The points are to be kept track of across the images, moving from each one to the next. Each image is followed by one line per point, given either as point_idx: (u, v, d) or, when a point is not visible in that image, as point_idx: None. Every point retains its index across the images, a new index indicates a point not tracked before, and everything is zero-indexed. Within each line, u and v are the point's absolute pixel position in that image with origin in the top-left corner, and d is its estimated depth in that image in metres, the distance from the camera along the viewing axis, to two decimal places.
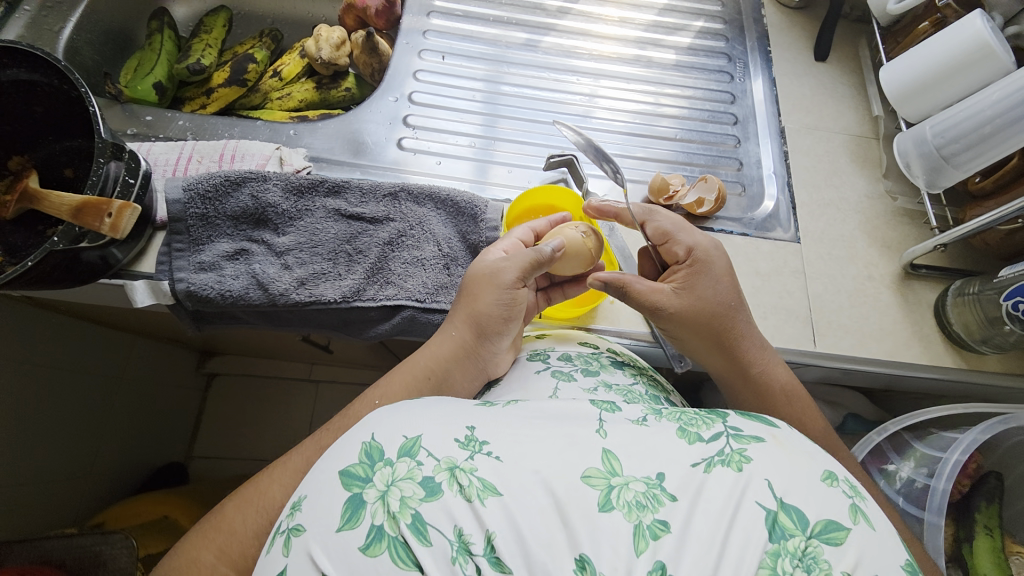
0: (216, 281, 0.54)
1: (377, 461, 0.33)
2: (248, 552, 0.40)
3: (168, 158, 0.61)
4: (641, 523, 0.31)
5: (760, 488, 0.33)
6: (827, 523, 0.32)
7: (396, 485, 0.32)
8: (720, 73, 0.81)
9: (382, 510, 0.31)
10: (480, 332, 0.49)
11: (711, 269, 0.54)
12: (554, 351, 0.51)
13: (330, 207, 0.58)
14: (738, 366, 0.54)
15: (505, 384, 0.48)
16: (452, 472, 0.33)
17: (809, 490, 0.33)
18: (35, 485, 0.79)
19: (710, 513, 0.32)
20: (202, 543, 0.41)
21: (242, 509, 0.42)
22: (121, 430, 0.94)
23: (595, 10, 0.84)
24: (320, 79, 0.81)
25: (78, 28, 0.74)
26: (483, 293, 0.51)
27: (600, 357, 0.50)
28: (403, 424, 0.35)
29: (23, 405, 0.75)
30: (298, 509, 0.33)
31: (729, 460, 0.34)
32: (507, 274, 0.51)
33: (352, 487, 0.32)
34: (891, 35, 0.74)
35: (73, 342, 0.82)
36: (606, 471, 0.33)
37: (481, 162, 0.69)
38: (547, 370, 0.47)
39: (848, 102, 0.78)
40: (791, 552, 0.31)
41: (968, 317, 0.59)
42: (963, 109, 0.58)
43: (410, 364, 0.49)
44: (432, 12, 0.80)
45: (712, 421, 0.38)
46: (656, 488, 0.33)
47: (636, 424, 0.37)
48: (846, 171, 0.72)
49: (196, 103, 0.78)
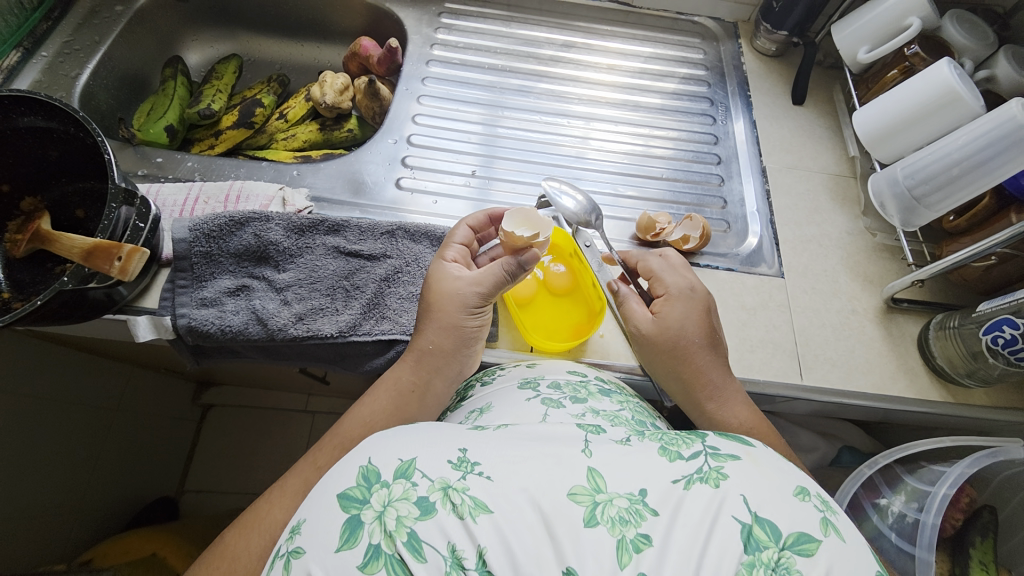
0: (216, 316, 0.56)
1: (375, 483, 0.34)
2: (252, 571, 0.41)
3: (176, 199, 0.63)
4: (624, 537, 0.32)
5: (736, 502, 0.34)
6: (799, 535, 0.33)
7: (392, 505, 0.33)
8: (703, 116, 0.85)
9: (379, 529, 0.32)
10: (446, 343, 0.53)
11: (686, 303, 0.57)
12: (544, 378, 0.52)
13: (330, 244, 0.61)
14: (693, 394, 0.55)
15: (494, 409, 0.48)
16: (446, 492, 0.33)
17: (781, 503, 0.34)
18: (27, 521, 0.78)
19: (688, 527, 0.33)
20: (206, 572, 0.41)
21: (244, 536, 0.43)
22: (114, 465, 0.94)
23: (586, 58, 0.89)
24: (324, 121, 0.85)
25: (95, 75, 0.78)
26: (447, 308, 0.53)
27: (587, 385, 0.52)
28: (399, 448, 0.36)
29: (20, 439, 0.76)
30: (297, 531, 0.33)
31: (707, 477, 0.36)
32: (464, 288, 0.54)
33: (351, 509, 0.33)
34: (863, 81, 0.78)
35: (70, 376, 0.83)
36: (591, 488, 0.34)
37: (479, 202, 0.73)
38: (537, 398, 0.47)
39: (826, 143, 0.82)
40: (765, 563, 0.32)
41: (951, 351, 0.61)
42: (931, 152, 0.61)
43: (388, 381, 0.52)
44: (431, 61, 0.85)
45: (692, 440, 0.39)
46: (638, 504, 0.34)
47: (619, 444, 0.38)
48: (826, 209, 0.76)
49: (204, 144, 0.81)
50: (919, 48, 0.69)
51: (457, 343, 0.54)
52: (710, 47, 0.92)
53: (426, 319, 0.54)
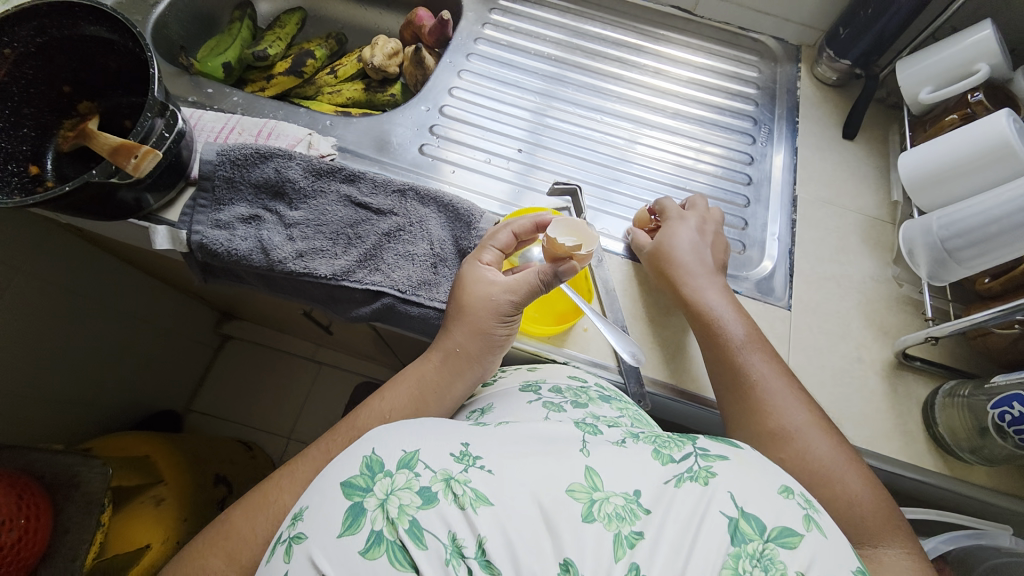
0: (226, 239, 0.59)
1: (378, 472, 0.35)
2: (255, 555, 0.42)
3: (214, 126, 0.67)
4: (620, 532, 0.33)
5: (723, 499, 0.35)
6: (782, 528, 0.34)
7: (395, 493, 0.34)
8: (742, 135, 0.82)
9: (382, 516, 0.33)
10: (473, 346, 0.53)
11: (685, 222, 0.64)
12: (545, 382, 0.53)
13: (343, 192, 0.63)
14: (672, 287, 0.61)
15: (494, 410, 0.49)
16: (448, 483, 0.34)
17: (765, 500, 0.35)
18: (46, 402, 0.87)
19: (679, 522, 0.34)
20: (211, 549, 0.43)
21: (250, 517, 0.44)
22: (129, 371, 1.03)
23: (635, 59, 0.88)
24: (370, 82, 0.88)
25: (171, 6, 0.84)
26: (481, 314, 0.53)
27: (588, 390, 0.52)
28: (404, 440, 0.37)
29: (51, 328, 0.84)
30: (299, 518, 0.34)
31: (697, 476, 0.37)
32: (499, 295, 0.54)
33: (353, 496, 0.34)
34: (920, 124, 0.73)
35: (108, 280, 0.92)
36: (589, 486, 0.35)
37: (520, 187, 0.74)
38: (538, 401, 0.48)
39: (869, 184, 0.77)
40: (750, 553, 0.33)
41: (955, 421, 0.56)
42: (971, 206, 0.57)
43: (409, 377, 0.53)
44: (480, 38, 0.87)
45: (683, 443, 0.40)
46: (633, 503, 0.35)
47: (616, 446, 0.39)
48: (854, 250, 0.72)
49: (256, 85, 0.86)
50: (983, 96, 0.65)
51: (484, 348, 0.53)
52: (767, 67, 0.89)
53: (456, 319, 0.54)
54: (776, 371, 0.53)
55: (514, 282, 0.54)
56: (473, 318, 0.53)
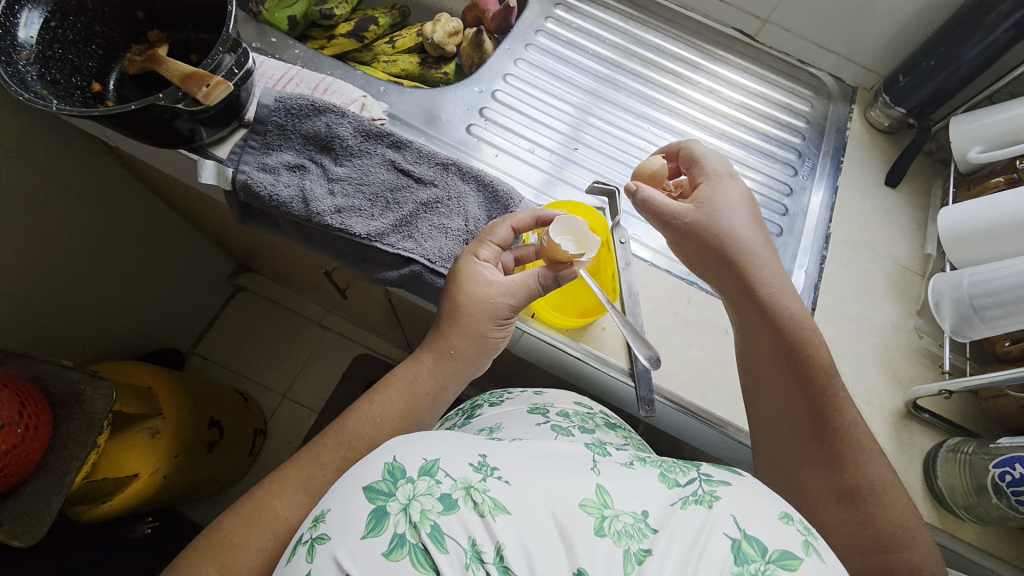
0: (270, 183, 0.60)
1: (399, 479, 0.36)
2: (247, 559, 0.43)
3: (274, 73, 0.68)
4: (629, 548, 0.34)
5: (726, 520, 0.35)
6: (783, 551, 0.33)
7: (417, 499, 0.35)
8: (785, 166, 0.83)
9: (404, 520, 0.34)
10: (467, 347, 0.53)
11: (735, 201, 0.62)
12: (552, 407, 0.56)
13: (388, 157, 0.64)
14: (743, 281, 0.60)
15: (503, 429, 0.52)
16: (468, 491, 0.36)
17: (768, 523, 0.35)
18: (63, 318, 0.89)
19: (684, 541, 0.34)
20: (206, 557, 0.43)
21: (245, 524, 0.44)
22: (144, 303, 1.05)
23: (690, 74, 0.88)
24: (426, 57, 0.90)
25: None
26: (479, 317, 0.54)
27: (593, 417, 0.56)
28: (423, 448, 0.38)
29: (79, 248, 0.86)
30: (321, 521, 0.36)
31: (701, 499, 0.37)
32: (498, 296, 0.54)
33: (375, 501, 0.35)
34: (965, 181, 0.73)
35: (138, 209, 0.94)
36: (600, 502, 0.36)
37: (548, 176, 0.75)
38: (547, 424, 0.51)
39: (904, 233, 0.77)
40: (751, 574, 0.32)
41: (955, 477, 0.56)
42: (1007, 267, 0.57)
43: (399, 380, 0.53)
44: (540, 31, 0.87)
45: (688, 468, 0.41)
46: (642, 522, 0.35)
47: (624, 466, 0.40)
48: (879, 296, 0.72)
49: (317, 43, 0.88)
50: None
51: (478, 349, 0.54)
52: (819, 103, 0.89)
53: (450, 323, 0.54)
54: (836, 389, 0.54)
55: (511, 283, 0.55)
56: (470, 322, 0.53)
